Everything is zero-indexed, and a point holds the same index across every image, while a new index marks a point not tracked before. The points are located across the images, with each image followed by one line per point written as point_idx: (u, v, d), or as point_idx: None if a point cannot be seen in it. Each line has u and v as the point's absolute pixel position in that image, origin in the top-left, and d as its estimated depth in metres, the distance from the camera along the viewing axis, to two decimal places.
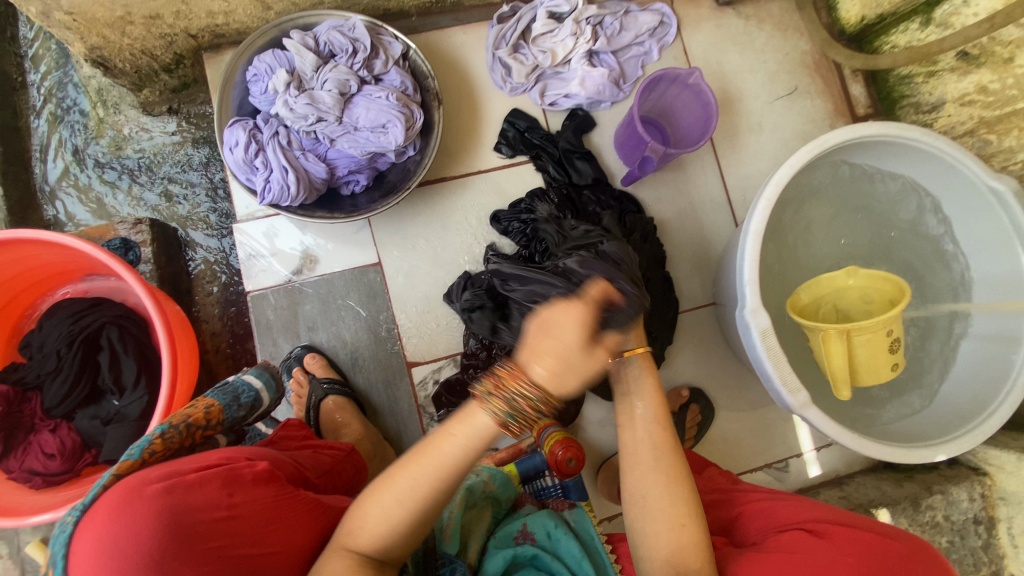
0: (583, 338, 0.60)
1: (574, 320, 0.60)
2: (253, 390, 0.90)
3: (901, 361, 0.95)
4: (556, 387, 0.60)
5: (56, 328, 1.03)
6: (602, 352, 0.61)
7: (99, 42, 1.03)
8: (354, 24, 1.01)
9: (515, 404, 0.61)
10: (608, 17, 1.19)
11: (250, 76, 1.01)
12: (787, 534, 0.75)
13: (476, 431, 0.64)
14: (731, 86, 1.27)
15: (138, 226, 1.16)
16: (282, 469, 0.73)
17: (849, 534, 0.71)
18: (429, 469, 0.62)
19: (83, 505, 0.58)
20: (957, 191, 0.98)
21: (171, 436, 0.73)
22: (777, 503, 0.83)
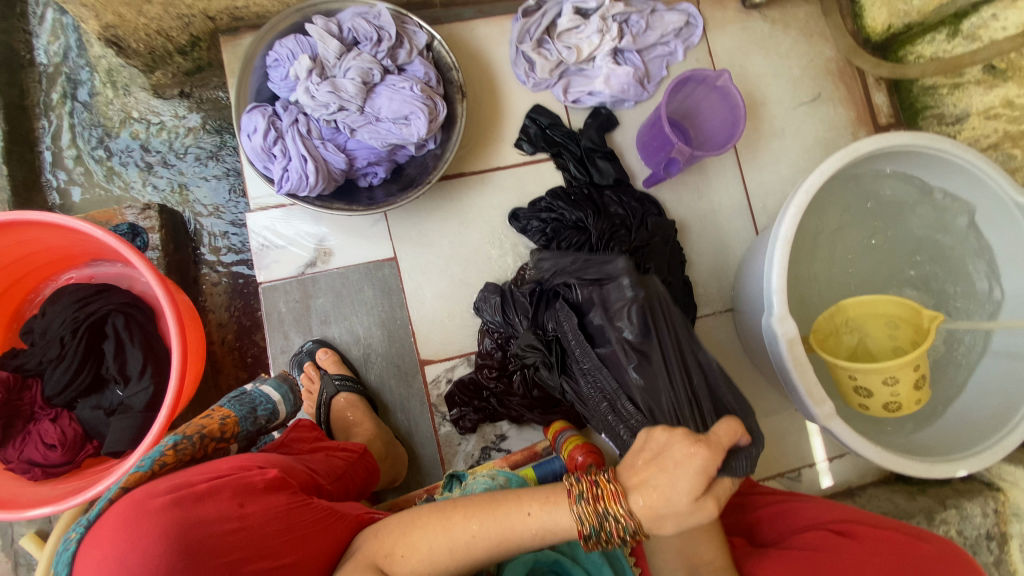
0: (697, 493, 0.57)
1: (695, 469, 0.57)
2: (270, 402, 0.87)
3: (875, 411, 0.93)
4: (650, 523, 0.58)
5: (60, 314, 1.00)
6: (711, 503, 0.58)
7: (114, 20, 0.99)
8: (379, 11, 0.99)
9: (605, 523, 0.58)
10: (634, 15, 1.17)
11: (270, 61, 0.98)
12: (810, 534, 0.74)
13: (554, 525, 0.60)
14: (755, 90, 1.26)
15: (147, 212, 1.12)
16: (295, 477, 0.71)
17: (874, 533, 0.70)
18: (490, 522, 0.60)
19: (87, 521, 0.55)
20: (982, 204, 0.98)
21: (184, 447, 0.70)
22: (797, 504, 0.82)
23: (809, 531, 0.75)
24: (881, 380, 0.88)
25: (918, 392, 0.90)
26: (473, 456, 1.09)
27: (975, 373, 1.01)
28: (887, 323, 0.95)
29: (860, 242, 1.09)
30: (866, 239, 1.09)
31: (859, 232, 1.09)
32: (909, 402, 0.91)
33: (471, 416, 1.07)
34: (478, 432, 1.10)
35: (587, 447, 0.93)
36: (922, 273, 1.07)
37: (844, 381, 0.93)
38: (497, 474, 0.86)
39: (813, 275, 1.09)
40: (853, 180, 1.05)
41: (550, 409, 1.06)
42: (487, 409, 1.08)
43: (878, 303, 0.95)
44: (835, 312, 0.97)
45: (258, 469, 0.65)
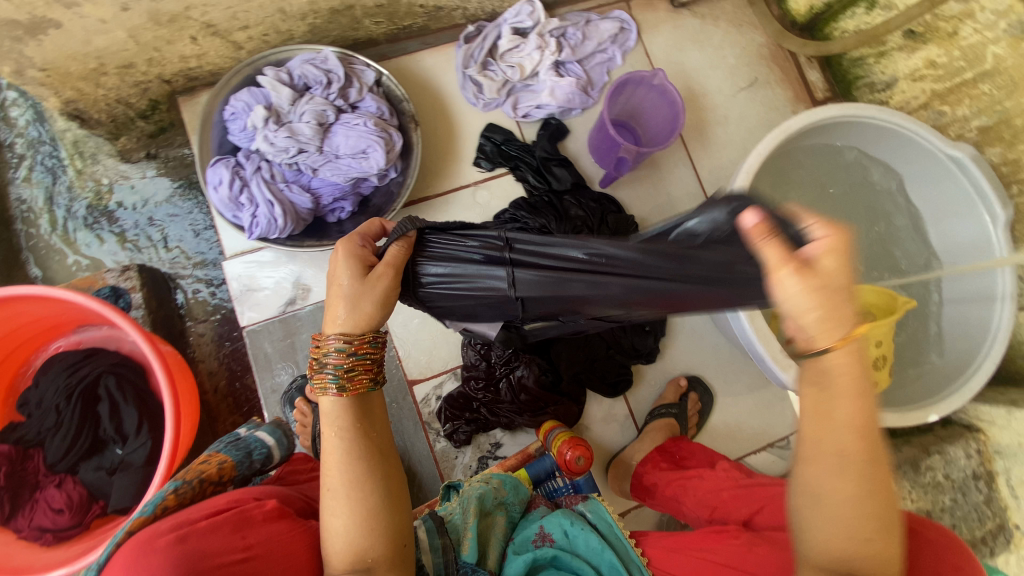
0: (354, 269, 0.62)
1: (339, 258, 0.62)
2: (265, 446, 0.90)
3: None
4: (357, 324, 0.61)
5: (52, 383, 1.03)
6: (385, 267, 0.63)
7: (73, 95, 1.05)
8: (326, 56, 1.04)
9: (331, 366, 0.60)
10: (570, 29, 1.24)
11: (227, 115, 1.03)
12: None
13: (330, 414, 0.61)
14: (694, 83, 1.32)
15: (126, 273, 1.17)
16: (293, 505, 0.74)
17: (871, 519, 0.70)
18: (331, 467, 0.60)
19: (98, 566, 0.58)
20: (915, 162, 1.04)
21: (185, 491, 0.72)
22: None
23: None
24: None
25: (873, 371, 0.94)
26: (470, 467, 1.12)
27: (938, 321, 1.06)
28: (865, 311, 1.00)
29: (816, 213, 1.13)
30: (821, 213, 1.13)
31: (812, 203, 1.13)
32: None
33: (463, 429, 1.11)
34: (473, 444, 1.13)
35: (574, 441, 0.92)
36: (871, 236, 1.12)
37: None
38: (492, 478, 0.91)
39: None
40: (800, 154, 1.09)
41: (539, 411, 1.10)
42: (479, 420, 1.11)
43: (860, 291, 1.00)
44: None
45: (253, 502, 0.68)
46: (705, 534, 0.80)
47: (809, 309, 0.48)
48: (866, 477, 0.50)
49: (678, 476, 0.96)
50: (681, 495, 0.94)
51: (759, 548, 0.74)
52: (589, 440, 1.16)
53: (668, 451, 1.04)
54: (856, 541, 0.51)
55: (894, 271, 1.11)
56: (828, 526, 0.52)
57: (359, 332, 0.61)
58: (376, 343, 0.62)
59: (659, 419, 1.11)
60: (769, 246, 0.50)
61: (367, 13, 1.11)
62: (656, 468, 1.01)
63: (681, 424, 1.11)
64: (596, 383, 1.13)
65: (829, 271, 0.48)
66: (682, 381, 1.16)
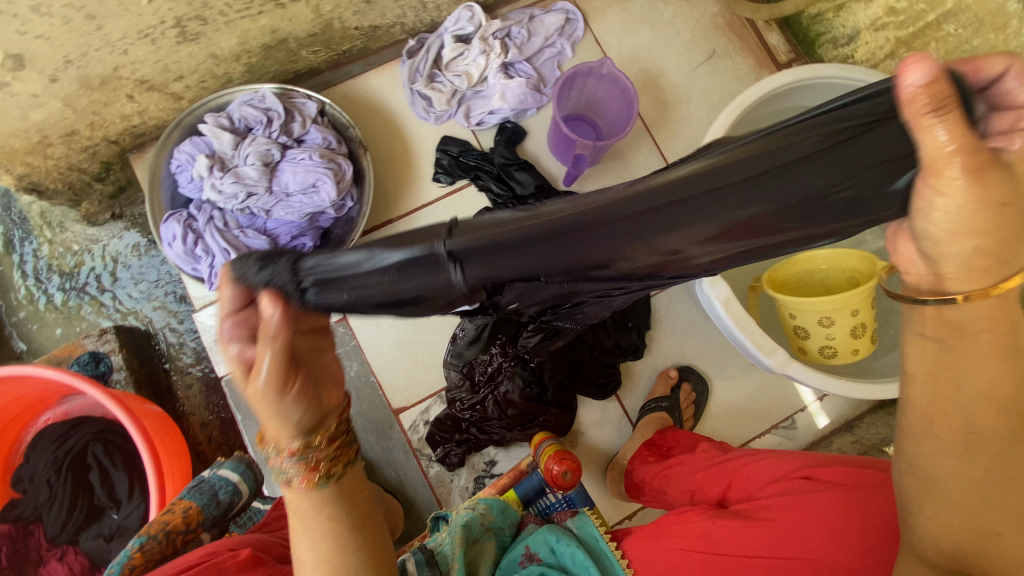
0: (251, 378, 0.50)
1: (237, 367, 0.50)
2: (232, 483, 0.90)
3: (810, 352, 0.95)
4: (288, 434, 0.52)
5: (41, 457, 1.03)
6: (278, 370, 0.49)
7: (24, 170, 1.04)
8: (264, 94, 1.03)
9: (285, 476, 0.53)
10: (514, 27, 1.21)
11: (174, 168, 1.02)
12: (779, 485, 0.74)
13: (299, 509, 0.55)
14: (650, 65, 1.28)
15: (104, 336, 1.16)
16: (272, 551, 0.74)
17: (836, 473, 0.70)
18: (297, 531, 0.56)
19: None
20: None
21: (150, 548, 0.78)
22: (758, 461, 0.81)
23: (773, 483, 0.75)
24: (817, 321, 0.89)
25: (855, 340, 0.90)
26: (467, 489, 1.10)
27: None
28: (847, 277, 0.93)
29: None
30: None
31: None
32: (845, 351, 0.91)
33: (455, 451, 1.09)
34: (467, 464, 1.11)
35: (561, 454, 0.89)
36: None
37: (787, 320, 0.94)
38: (478, 502, 0.88)
39: None
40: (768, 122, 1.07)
41: (529, 424, 1.08)
42: (470, 440, 1.09)
43: (842, 257, 0.92)
44: (799, 258, 0.95)
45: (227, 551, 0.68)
46: (672, 516, 0.77)
47: (971, 235, 0.45)
48: (1004, 456, 0.49)
49: (661, 467, 0.94)
50: (666, 486, 0.91)
51: (721, 522, 0.71)
52: (585, 446, 1.13)
53: (655, 444, 1.01)
54: (984, 534, 0.49)
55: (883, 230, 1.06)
56: (947, 514, 0.50)
57: (317, 425, 0.53)
58: (324, 442, 0.53)
59: (651, 415, 1.08)
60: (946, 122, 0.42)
61: (302, 44, 1.08)
62: (643, 463, 0.98)
63: (676, 418, 1.08)
64: (585, 387, 1.10)
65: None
66: (671, 372, 1.13)
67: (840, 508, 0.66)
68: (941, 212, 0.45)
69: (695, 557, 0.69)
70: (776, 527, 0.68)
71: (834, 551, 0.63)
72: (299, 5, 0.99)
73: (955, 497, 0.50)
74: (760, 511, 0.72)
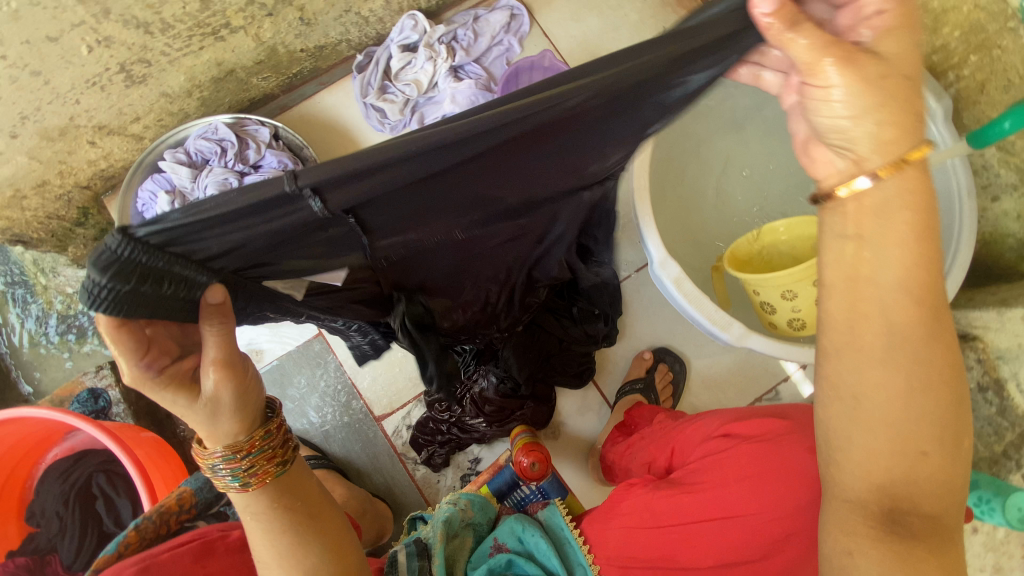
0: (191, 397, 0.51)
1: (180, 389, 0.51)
2: None
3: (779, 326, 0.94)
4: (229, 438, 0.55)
5: (49, 491, 1.08)
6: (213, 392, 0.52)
7: (5, 223, 1.09)
8: (216, 126, 1.06)
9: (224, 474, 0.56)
10: (459, 30, 1.22)
11: (141, 207, 1.06)
12: (707, 446, 0.76)
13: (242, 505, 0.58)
14: (600, 50, 1.28)
15: (102, 372, 1.22)
16: None
17: (752, 426, 0.73)
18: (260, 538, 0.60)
19: None
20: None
21: (145, 526, 0.78)
22: (696, 422, 0.83)
23: (702, 443, 0.78)
24: (780, 296, 0.87)
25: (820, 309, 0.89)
26: (454, 487, 1.12)
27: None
28: (809, 244, 0.91)
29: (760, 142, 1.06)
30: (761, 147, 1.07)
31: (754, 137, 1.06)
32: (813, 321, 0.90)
33: (438, 452, 1.11)
34: (453, 463, 1.14)
35: (530, 446, 0.95)
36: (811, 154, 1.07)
37: (753, 296, 0.93)
38: (459, 498, 0.90)
39: (707, 201, 1.09)
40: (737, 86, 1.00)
41: (506, 419, 1.09)
42: (451, 440, 1.10)
43: (800, 224, 0.91)
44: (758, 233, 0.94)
45: (219, 530, 0.73)
46: (619, 492, 0.79)
47: (866, 115, 0.46)
48: (919, 362, 0.47)
49: (625, 445, 0.96)
50: (628, 463, 0.93)
51: (658, 492, 0.74)
52: (566, 436, 1.14)
53: (623, 424, 1.02)
54: (910, 454, 0.48)
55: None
56: (870, 440, 0.48)
57: (252, 427, 0.56)
58: (259, 441, 0.56)
59: (626, 398, 1.09)
60: (800, 36, 0.44)
61: (251, 72, 1.12)
62: (613, 445, 0.99)
63: (652, 399, 1.09)
64: (559, 378, 1.11)
65: (892, 55, 0.45)
66: (645, 355, 1.13)
67: (754, 461, 0.69)
68: (838, 107, 0.46)
69: (640, 534, 0.72)
70: (703, 490, 0.70)
71: (747, 505, 0.67)
72: (239, 35, 1.02)
73: (883, 419, 0.48)
74: (692, 473, 0.74)
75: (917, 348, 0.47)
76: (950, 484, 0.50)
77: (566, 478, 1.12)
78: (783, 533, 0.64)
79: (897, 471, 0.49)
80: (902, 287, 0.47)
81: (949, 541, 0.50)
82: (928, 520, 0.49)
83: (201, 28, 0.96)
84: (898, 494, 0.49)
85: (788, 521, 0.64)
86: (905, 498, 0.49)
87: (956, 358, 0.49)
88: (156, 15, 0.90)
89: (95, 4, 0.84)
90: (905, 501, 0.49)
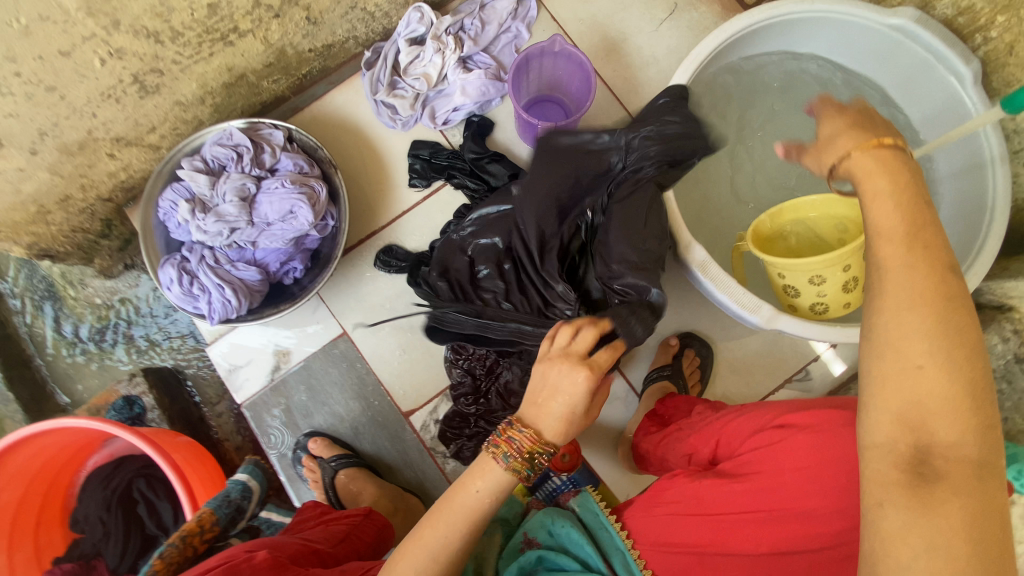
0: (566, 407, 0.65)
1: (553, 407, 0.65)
2: (242, 484, 1.00)
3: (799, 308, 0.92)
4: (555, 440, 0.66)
5: (92, 497, 1.12)
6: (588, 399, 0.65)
7: (33, 239, 1.11)
8: (231, 132, 1.06)
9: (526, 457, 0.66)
10: (466, 19, 1.20)
11: (162, 216, 1.07)
12: (758, 436, 0.73)
13: (493, 483, 0.66)
14: (610, 31, 1.25)
15: (135, 380, 1.25)
16: (284, 549, 0.77)
17: (810, 417, 0.70)
18: (447, 494, 0.68)
19: None
20: (864, 50, 0.98)
21: (169, 553, 0.81)
22: (744, 411, 0.80)
23: (754, 435, 0.74)
24: (808, 279, 0.86)
25: (847, 295, 0.87)
26: None
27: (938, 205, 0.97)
28: (835, 225, 0.90)
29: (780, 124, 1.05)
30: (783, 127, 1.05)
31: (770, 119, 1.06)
32: (837, 305, 0.89)
33: (467, 446, 1.11)
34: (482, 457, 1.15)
35: None
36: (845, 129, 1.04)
37: (776, 280, 0.91)
38: None
39: (730, 182, 1.06)
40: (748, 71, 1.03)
41: None
42: (480, 433, 1.11)
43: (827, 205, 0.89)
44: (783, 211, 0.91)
45: (244, 554, 0.71)
46: (664, 481, 0.79)
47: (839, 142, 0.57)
48: (907, 284, 0.47)
49: (661, 436, 0.94)
50: (666, 454, 0.91)
51: (709, 481, 0.72)
52: (594, 425, 1.14)
53: (656, 414, 1.01)
54: (903, 370, 0.45)
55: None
56: (881, 369, 0.47)
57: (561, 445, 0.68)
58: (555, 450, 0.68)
59: (654, 385, 1.08)
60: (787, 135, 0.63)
61: (261, 75, 1.12)
62: (647, 434, 0.98)
63: (680, 385, 1.08)
64: None
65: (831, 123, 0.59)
66: (671, 341, 1.12)
67: (813, 453, 0.66)
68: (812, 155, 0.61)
69: (688, 521, 0.71)
70: (759, 480, 0.68)
71: (812, 498, 0.64)
72: (247, 39, 1.02)
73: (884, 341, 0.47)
74: (743, 466, 0.72)
75: (911, 273, 0.47)
76: (971, 405, 0.43)
77: (596, 467, 1.13)
78: (843, 527, 0.62)
79: (907, 394, 0.45)
80: (893, 218, 0.49)
81: (989, 476, 0.43)
82: (953, 452, 0.43)
83: (210, 33, 0.96)
84: (911, 421, 0.44)
85: (844, 516, 0.62)
86: (921, 426, 0.44)
87: (955, 281, 0.47)
88: (164, 24, 0.90)
89: (105, 17, 0.84)
90: (921, 431, 0.44)
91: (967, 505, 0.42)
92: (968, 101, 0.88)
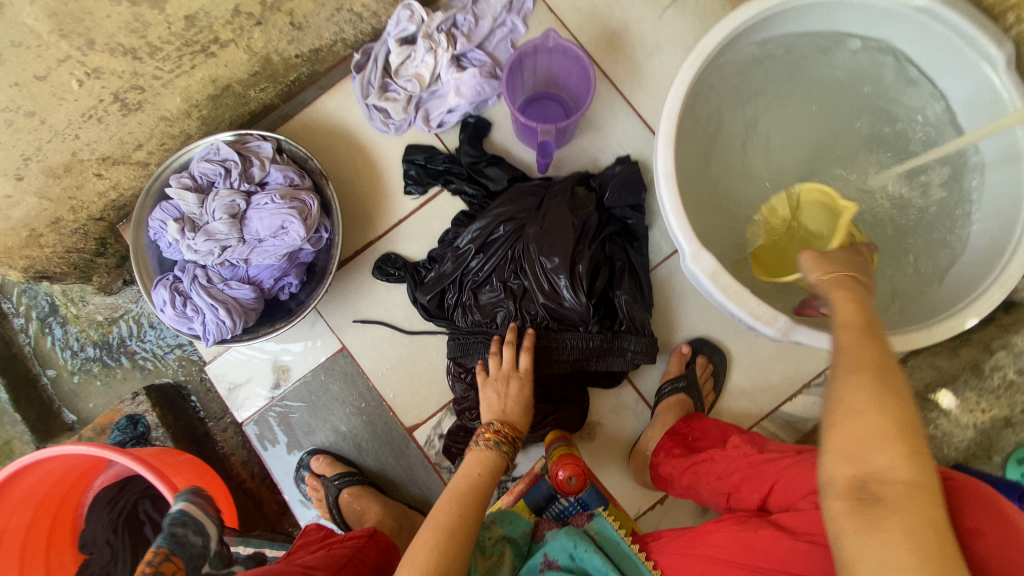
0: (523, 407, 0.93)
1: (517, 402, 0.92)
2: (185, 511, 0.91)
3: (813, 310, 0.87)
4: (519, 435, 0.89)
5: (99, 519, 1.13)
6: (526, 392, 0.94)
7: (27, 262, 1.09)
8: (218, 146, 1.03)
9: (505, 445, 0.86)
10: (459, 15, 1.14)
11: (152, 236, 1.04)
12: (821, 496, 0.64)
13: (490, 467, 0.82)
14: (612, 20, 1.18)
15: (138, 399, 1.25)
16: None
17: None
18: (447, 496, 0.78)
19: None
20: (892, 27, 0.89)
21: None
22: (799, 460, 0.71)
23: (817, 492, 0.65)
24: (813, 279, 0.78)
25: None
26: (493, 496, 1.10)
27: (968, 197, 0.90)
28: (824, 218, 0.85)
29: (796, 112, 0.99)
30: (800, 112, 0.99)
31: (789, 106, 0.99)
32: None
33: None
34: None
35: (565, 460, 0.93)
36: (872, 111, 0.97)
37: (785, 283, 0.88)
38: (491, 516, 0.90)
39: (742, 180, 0.99)
40: (768, 56, 0.94)
41: (540, 423, 1.06)
42: None
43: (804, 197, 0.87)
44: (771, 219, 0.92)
45: None
46: (709, 524, 0.74)
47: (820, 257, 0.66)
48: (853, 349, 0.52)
49: (691, 462, 0.88)
50: (697, 483, 0.86)
51: (759, 533, 0.67)
52: (604, 438, 1.10)
53: (679, 434, 0.95)
54: (843, 409, 0.48)
55: (893, 146, 0.95)
56: (834, 418, 0.49)
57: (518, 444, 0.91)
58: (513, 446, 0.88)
59: (669, 400, 1.04)
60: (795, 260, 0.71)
61: (247, 85, 1.08)
62: (669, 457, 0.92)
63: (695, 398, 1.04)
64: (593, 378, 1.07)
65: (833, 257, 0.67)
66: (683, 349, 1.07)
67: None
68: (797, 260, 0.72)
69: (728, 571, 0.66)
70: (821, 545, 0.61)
71: None
72: (229, 49, 0.98)
73: (830, 402, 0.50)
74: (803, 522, 0.65)
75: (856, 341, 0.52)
76: (900, 436, 0.45)
77: (608, 483, 1.09)
78: None
79: (855, 441, 0.46)
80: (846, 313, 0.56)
81: (922, 495, 0.43)
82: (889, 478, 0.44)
83: (190, 46, 0.93)
84: (849, 454, 0.46)
85: None
86: (861, 458, 0.45)
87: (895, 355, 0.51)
88: (142, 40, 0.87)
89: (79, 37, 0.81)
90: (862, 463, 0.45)
91: (909, 528, 0.42)
92: (1002, 87, 0.81)
